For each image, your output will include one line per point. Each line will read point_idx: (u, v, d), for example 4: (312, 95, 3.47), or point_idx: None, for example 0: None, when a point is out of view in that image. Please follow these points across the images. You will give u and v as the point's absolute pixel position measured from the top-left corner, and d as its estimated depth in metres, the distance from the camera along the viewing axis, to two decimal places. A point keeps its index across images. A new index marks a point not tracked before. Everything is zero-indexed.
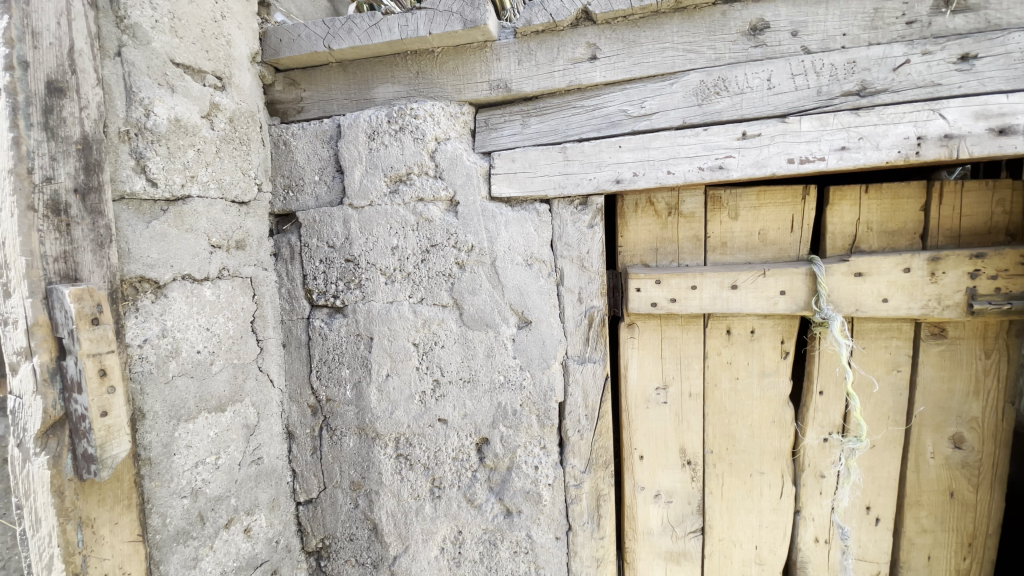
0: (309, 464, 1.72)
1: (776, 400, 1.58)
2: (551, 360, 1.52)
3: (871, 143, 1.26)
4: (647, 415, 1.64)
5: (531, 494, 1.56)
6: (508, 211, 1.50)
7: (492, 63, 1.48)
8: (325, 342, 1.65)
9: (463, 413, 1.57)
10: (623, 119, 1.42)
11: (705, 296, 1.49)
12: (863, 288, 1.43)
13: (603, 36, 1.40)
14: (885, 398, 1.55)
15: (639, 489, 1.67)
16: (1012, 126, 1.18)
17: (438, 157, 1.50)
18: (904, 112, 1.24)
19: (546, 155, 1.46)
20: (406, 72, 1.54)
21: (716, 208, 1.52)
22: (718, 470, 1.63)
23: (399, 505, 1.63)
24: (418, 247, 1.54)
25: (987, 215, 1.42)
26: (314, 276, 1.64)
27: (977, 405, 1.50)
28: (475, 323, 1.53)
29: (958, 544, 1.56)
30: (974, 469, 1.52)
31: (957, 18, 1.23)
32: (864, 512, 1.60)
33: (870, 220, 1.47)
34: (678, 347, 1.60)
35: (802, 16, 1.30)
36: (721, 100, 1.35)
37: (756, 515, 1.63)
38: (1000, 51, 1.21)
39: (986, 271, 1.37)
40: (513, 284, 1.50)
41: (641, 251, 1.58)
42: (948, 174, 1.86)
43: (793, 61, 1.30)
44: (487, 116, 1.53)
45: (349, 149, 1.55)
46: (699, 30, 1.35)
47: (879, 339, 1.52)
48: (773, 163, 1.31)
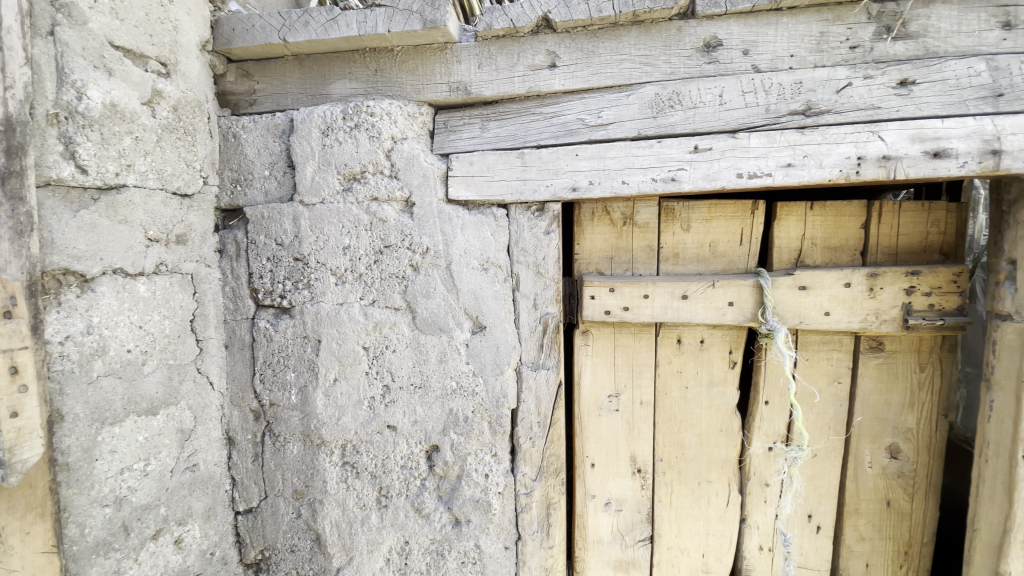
0: (250, 471, 1.65)
1: (723, 409, 1.61)
2: (504, 366, 1.50)
3: (815, 161, 1.30)
4: (599, 423, 1.64)
5: (481, 503, 1.53)
6: (465, 214, 1.48)
7: (452, 65, 1.47)
8: (270, 344, 1.58)
9: (413, 419, 1.52)
10: (581, 128, 1.42)
11: (657, 305, 1.51)
12: (808, 301, 1.47)
13: (563, 44, 1.41)
14: (827, 408, 1.59)
15: (590, 497, 1.67)
16: (945, 149, 1.25)
17: (393, 157, 1.47)
18: (846, 133, 1.29)
19: (504, 159, 1.45)
20: (364, 70, 1.51)
21: (669, 219, 1.55)
22: (667, 478, 1.64)
23: (344, 515, 1.57)
24: (371, 247, 1.50)
25: (923, 235, 1.49)
26: (260, 274, 1.57)
27: (912, 416, 1.56)
28: (428, 326, 1.50)
29: (894, 552, 1.61)
30: (909, 479, 1.58)
31: (898, 45, 1.29)
32: (806, 521, 1.64)
33: (814, 236, 1.52)
34: (630, 355, 1.61)
35: (753, 35, 1.33)
36: (675, 113, 1.37)
37: (704, 523, 1.65)
38: (937, 77, 1.28)
39: (921, 287, 1.44)
40: (468, 289, 1.48)
41: (597, 260, 1.59)
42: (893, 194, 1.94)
43: (744, 79, 1.34)
44: (446, 118, 1.51)
45: (301, 145, 1.50)
46: (656, 43, 1.37)
47: (821, 351, 1.57)
48: (723, 177, 1.34)
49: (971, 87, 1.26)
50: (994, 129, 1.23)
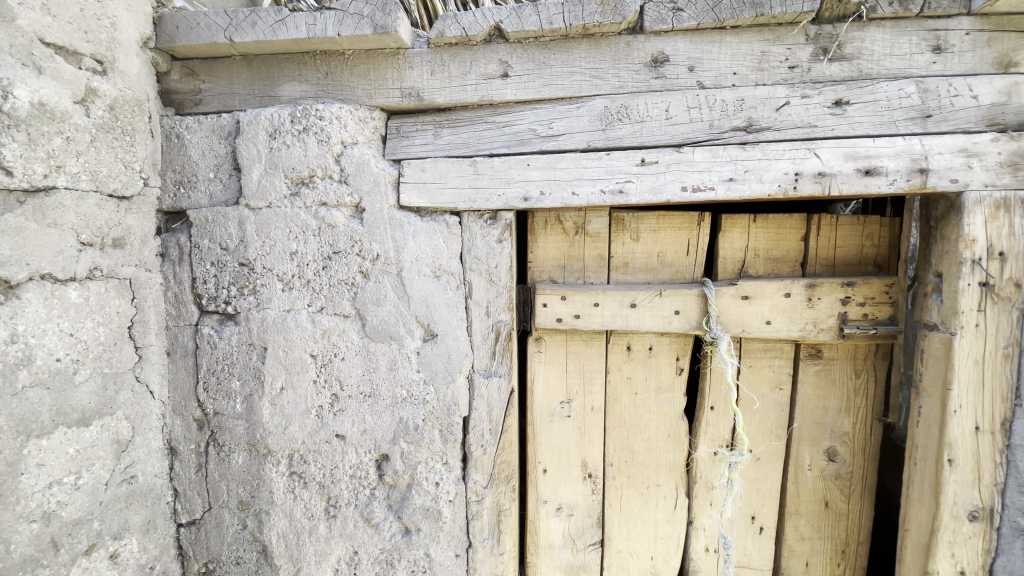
0: (193, 482, 1.59)
1: (671, 414, 1.65)
2: (456, 374, 1.48)
3: (755, 176, 1.34)
4: (551, 429, 1.66)
5: (431, 511, 1.52)
6: (417, 220, 1.45)
7: (404, 70, 1.45)
8: (213, 352, 1.54)
9: (362, 428, 1.50)
10: (532, 138, 1.43)
11: (606, 313, 1.55)
12: (750, 310, 1.52)
13: (514, 54, 1.42)
14: (768, 413, 1.65)
15: (542, 502, 1.69)
16: (876, 167, 1.31)
17: (343, 162, 1.43)
18: (784, 149, 1.34)
19: (456, 167, 1.44)
20: (314, 73, 1.48)
21: (619, 230, 1.59)
22: (617, 483, 1.68)
23: (291, 526, 1.54)
24: (319, 253, 1.46)
25: (858, 247, 1.55)
26: (203, 279, 1.52)
27: (848, 420, 1.63)
28: (378, 334, 1.47)
29: (832, 550, 1.68)
30: (846, 480, 1.65)
31: (833, 66, 1.34)
32: (749, 522, 1.69)
33: (758, 247, 1.57)
34: (581, 361, 1.64)
35: (698, 52, 1.37)
36: (623, 127, 1.40)
37: (652, 526, 1.69)
38: (869, 98, 1.33)
39: (855, 298, 1.50)
40: (419, 297, 1.46)
41: (550, 268, 1.62)
42: (842, 206, 2.01)
43: (689, 95, 1.37)
44: (399, 124, 1.49)
45: (247, 147, 1.46)
46: (605, 57, 1.39)
47: (763, 358, 1.62)
48: (669, 190, 1.38)
49: (901, 108, 1.33)
50: (921, 149, 1.31)
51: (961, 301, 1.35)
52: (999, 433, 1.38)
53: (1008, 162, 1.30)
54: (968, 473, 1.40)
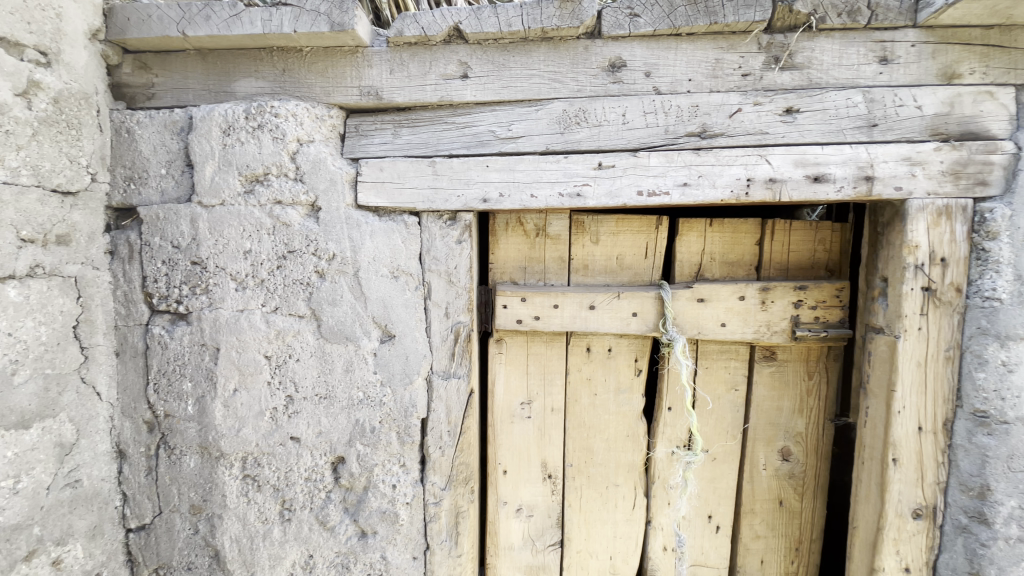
0: (143, 486, 1.55)
1: (630, 415, 1.67)
2: (413, 375, 1.46)
3: (709, 181, 1.37)
4: (512, 430, 1.66)
5: (388, 514, 1.50)
6: (375, 220, 1.43)
7: (363, 69, 1.43)
8: (164, 352, 1.50)
9: (317, 430, 1.47)
10: (492, 140, 1.43)
11: (566, 315, 1.56)
12: (705, 313, 1.55)
13: (474, 55, 1.41)
14: (724, 413, 1.67)
15: (502, 504, 1.69)
16: (825, 174, 1.35)
17: (298, 159, 1.41)
18: (736, 156, 1.36)
19: (415, 166, 1.43)
20: (270, 69, 1.46)
21: (579, 232, 1.60)
22: (577, 483, 1.69)
23: (245, 530, 1.51)
24: (273, 252, 1.43)
25: (811, 252, 1.59)
26: (154, 278, 1.49)
27: (801, 421, 1.67)
28: (334, 335, 1.45)
29: (786, 548, 1.72)
30: (799, 479, 1.69)
31: (785, 75, 1.37)
32: (706, 521, 1.72)
33: (713, 251, 1.59)
34: (542, 363, 1.65)
35: (655, 58, 1.38)
36: (581, 130, 1.41)
37: (612, 526, 1.70)
38: (819, 107, 1.37)
39: (807, 301, 1.54)
40: (376, 297, 1.44)
41: (511, 269, 1.62)
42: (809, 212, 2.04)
43: (645, 100, 1.39)
44: (357, 122, 1.47)
45: (200, 143, 1.43)
46: (564, 61, 1.40)
47: (719, 359, 1.65)
48: (625, 194, 1.40)
49: (848, 117, 1.36)
50: (867, 158, 1.34)
51: (905, 305, 1.39)
52: (941, 434, 1.42)
53: (950, 171, 1.34)
54: (912, 472, 1.44)
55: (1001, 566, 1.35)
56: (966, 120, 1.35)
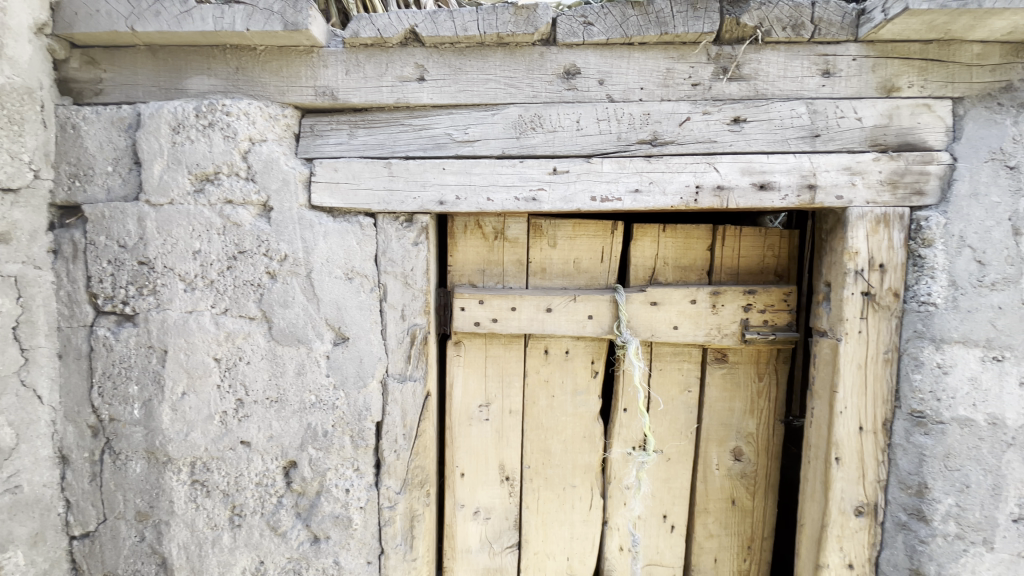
0: (86, 492, 1.49)
1: (586, 416, 1.69)
2: (367, 378, 1.45)
3: (659, 188, 1.41)
4: (469, 432, 1.67)
5: (341, 518, 1.48)
6: (329, 221, 1.42)
7: (318, 69, 1.43)
8: (109, 355, 1.45)
9: (268, 434, 1.45)
10: (448, 142, 1.44)
11: (523, 318, 1.58)
12: (658, 316, 1.59)
13: (431, 59, 1.42)
14: (679, 414, 1.71)
15: (460, 507, 1.68)
16: (770, 182, 1.39)
17: (250, 159, 1.39)
18: (686, 163, 1.40)
19: (370, 168, 1.42)
20: (224, 67, 1.44)
21: (537, 236, 1.62)
22: (534, 485, 1.70)
23: (193, 536, 1.47)
24: (223, 252, 1.41)
25: (761, 257, 1.64)
26: (99, 278, 1.44)
27: (752, 421, 1.71)
28: (285, 337, 1.43)
29: (739, 546, 1.76)
30: (751, 479, 1.73)
31: (733, 85, 1.41)
32: (661, 521, 1.75)
33: (667, 256, 1.63)
34: (500, 365, 1.65)
35: (608, 66, 1.41)
36: (536, 135, 1.43)
37: (569, 527, 1.72)
38: (765, 117, 1.41)
39: (756, 305, 1.59)
40: (330, 299, 1.42)
41: (469, 272, 1.63)
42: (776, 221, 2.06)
43: (598, 107, 1.42)
44: (313, 122, 1.46)
45: (148, 141, 1.40)
46: (520, 66, 1.41)
47: (673, 361, 1.68)
48: (579, 199, 1.42)
49: (793, 127, 1.41)
50: (810, 167, 1.39)
51: (846, 309, 1.45)
52: (881, 433, 1.47)
53: (887, 180, 1.40)
54: (854, 470, 1.49)
55: (939, 563, 1.40)
56: (904, 132, 1.41)
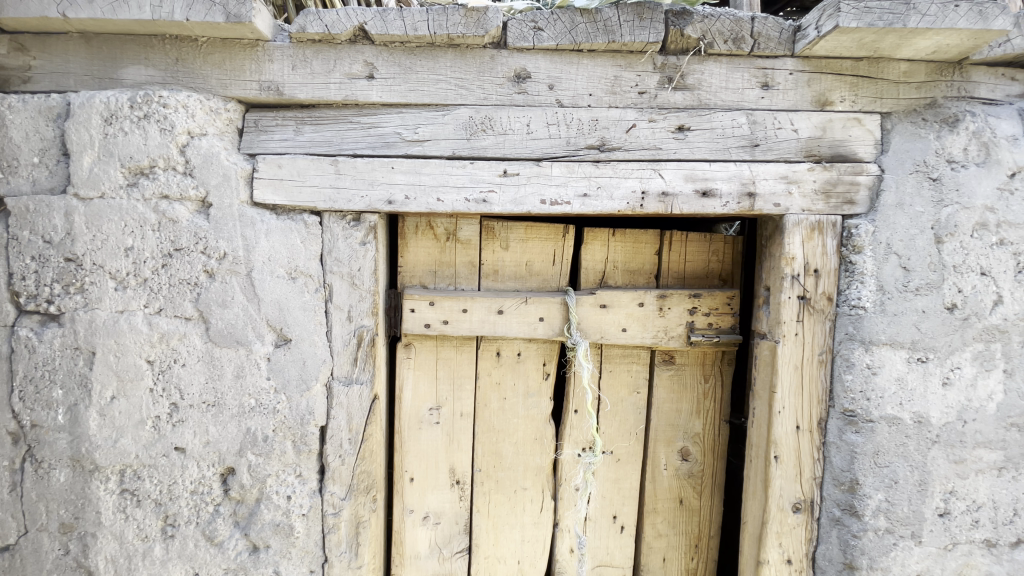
0: (5, 504, 1.39)
1: (538, 418, 1.69)
2: (310, 382, 1.41)
3: (607, 193, 1.44)
4: (419, 436, 1.64)
5: (281, 526, 1.42)
6: (271, 219, 1.38)
7: (263, 64, 1.39)
8: (31, 357, 1.36)
9: (204, 440, 1.39)
10: (397, 141, 1.42)
11: (474, 319, 1.57)
12: (607, 318, 1.61)
13: (380, 57, 1.40)
14: (628, 415, 1.73)
15: (409, 512, 1.66)
16: (712, 190, 1.44)
17: (188, 153, 1.34)
18: (632, 169, 1.44)
19: (316, 165, 1.40)
20: (162, 58, 1.39)
21: (489, 238, 1.62)
22: (485, 488, 1.69)
23: (122, 549, 1.39)
24: (158, 249, 1.35)
25: (706, 262, 1.69)
26: (22, 275, 1.35)
27: (699, 422, 1.75)
28: (224, 339, 1.38)
29: (686, 545, 1.79)
30: (697, 478, 1.77)
31: (677, 94, 1.45)
32: (611, 521, 1.77)
33: (616, 260, 1.67)
34: (450, 368, 1.64)
35: (558, 72, 1.43)
36: (487, 137, 1.43)
37: (519, 530, 1.71)
38: (707, 126, 1.46)
39: (701, 308, 1.64)
40: (271, 299, 1.38)
41: (421, 273, 1.61)
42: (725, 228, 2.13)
43: (548, 112, 1.44)
44: (257, 117, 1.42)
45: (78, 132, 1.33)
46: (470, 68, 1.42)
47: (623, 363, 1.71)
48: (529, 202, 1.44)
49: (734, 136, 1.46)
50: (749, 175, 1.45)
51: (784, 312, 1.51)
52: (816, 432, 1.53)
53: (822, 190, 1.47)
54: (791, 468, 1.54)
55: (871, 556, 1.47)
56: (836, 144, 1.48)
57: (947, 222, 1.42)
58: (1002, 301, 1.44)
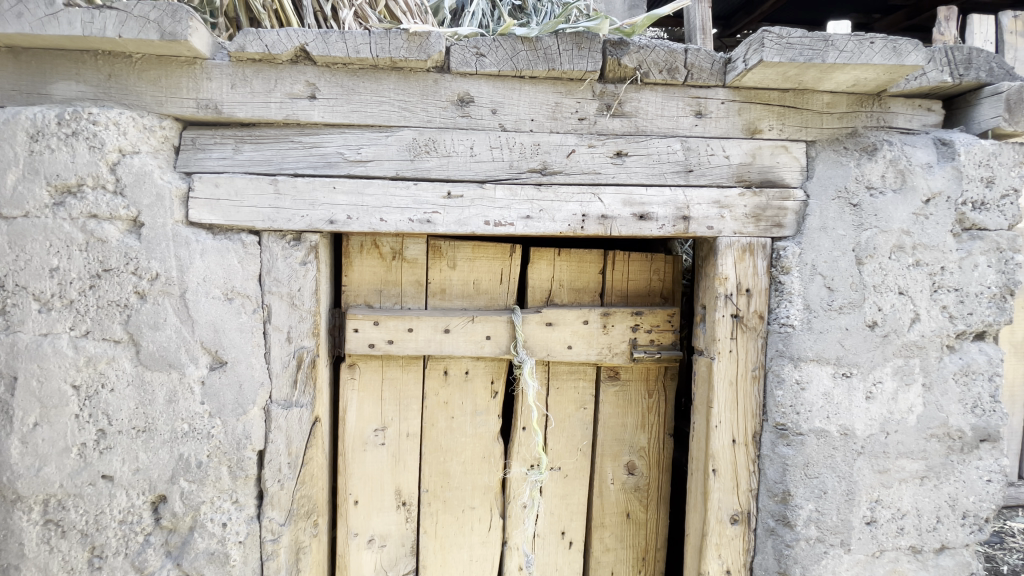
0: None
1: (485, 436, 1.70)
2: (247, 406, 1.38)
3: (549, 216, 1.48)
4: (364, 458, 1.63)
5: (216, 555, 1.37)
6: (207, 238, 1.36)
7: (201, 81, 1.37)
8: None
9: (134, 467, 1.35)
10: (340, 162, 1.42)
11: (420, 339, 1.58)
12: (553, 336, 1.65)
13: (323, 78, 1.40)
14: (575, 431, 1.76)
15: (353, 535, 1.63)
16: (648, 213, 1.50)
17: (119, 172, 1.31)
18: (573, 193, 1.48)
19: (255, 184, 1.39)
20: (94, 74, 1.35)
21: (436, 257, 1.63)
22: (432, 508, 1.68)
23: None
24: (85, 270, 1.31)
25: (648, 281, 1.75)
26: None
27: (644, 436, 1.79)
28: (155, 362, 1.34)
29: (634, 559, 1.82)
30: (643, 492, 1.81)
31: (616, 121, 1.51)
32: (560, 537, 1.78)
33: (562, 278, 1.70)
34: (397, 388, 1.63)
35: (500, 97, 1.46)
36: (431, 159, 1.45)
37: (467, 550, 1.71)
38: (644, 152, 1.51)
39: (643, 325, 1.69)
40: (205, 320, 1.35)
41: (366, 292, 1.61)
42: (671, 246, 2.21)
43: (491, 135, 1.47)
44: (195, 135, 1.40)
45: (2, 148, 1.28)
46: (414, 91, 1.43)
47: (569, 379, 1.74)
48: (473, 223, 1.46)
49: (669, 162, 1.52)
50: (684, 200, 1.51)
51: (719, 329, 1.57)
52: (751, 445, 1.59)
53: (752, 214, 1.54)
54: (728, 480, 1.60)
55: (804, 565, 1.53)
56: (765, 170, 1.56)
57: (866, 244, 1.51)
58: (919, 319, 1.53)
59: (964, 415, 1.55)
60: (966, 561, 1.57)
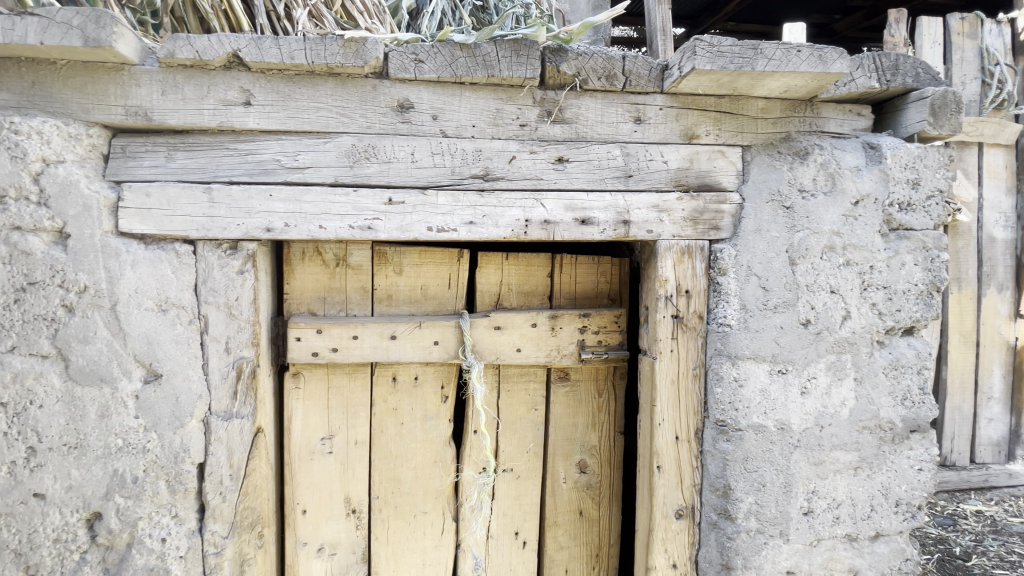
0: None
1: (436, 441, 1.71)
2: (185, 418, 1.37)
3: (491, 221, 1.49)
4: (311, 467, 1.62)
5: (156, 571, 1.35)
6: (138, 249, 1.33)
7: (130, 88, 1.34)
8: None
9: (66, 485, 1.31)
10: (277, 169, 1.41)
11: (365, 346, 1.57)
12: (501, 339, 1.66)
13: (258, 84, 1.39)
14: (527, 432, 1.78)
15: (302, 545, 1.62)
16: (590, 218, 1.53)
17: (42, 182, 1.28)
18: (515, 199, 1.50)
19: (188, 193, 1.37)
20: (17, 81, 1.31)
21: (381, 263, 1.63)
22: (383, 514, 1.68)
23: None
24: (9, 283, 1.27)
25: (595, 283, 1.78)
26: None
27: (594, 435, 1.83)
28: (86, 376, 1.31)
29: (587, 556, 1.86)
30: (595, 490, 1.84)
31: (556, 127, 1.53)
32: (514, 538, 1.80)
33: (510, 282, 1.72)
34: (344, 396, 1.63)
35: (440, 103, 1.47)
36: (371, 166, 1.45)
37: (420, 554, 1.71)
38: (584, 158, 1.54)
39: (590, 327, 1.72)
40: (139, 333, 1.33)
41: (309, 299, 1.60)
42: None
43: (432, 142, 1.47)
44: (124, 142, 1.37)
45: None
46: (352, 97, 1.43)
47: (520, 381, 1.76)
48: (415, 229, 1.47)
49: (609, 168, 1.56)
50: (623, 205, 1.55)
51: (661, 330, 1.61)
52: (694, 441, 1.64)
53: (690, 217, 1.59)
54: (673, 477, 1.64)
55: (745, 556, 1.58)
56: (703, 174, 1.60)
57: (799, 246, 1.57)
58: (850, 316, 1.60)
59: (895, 408, 1.62)
60: (900, 547, 1.65)
